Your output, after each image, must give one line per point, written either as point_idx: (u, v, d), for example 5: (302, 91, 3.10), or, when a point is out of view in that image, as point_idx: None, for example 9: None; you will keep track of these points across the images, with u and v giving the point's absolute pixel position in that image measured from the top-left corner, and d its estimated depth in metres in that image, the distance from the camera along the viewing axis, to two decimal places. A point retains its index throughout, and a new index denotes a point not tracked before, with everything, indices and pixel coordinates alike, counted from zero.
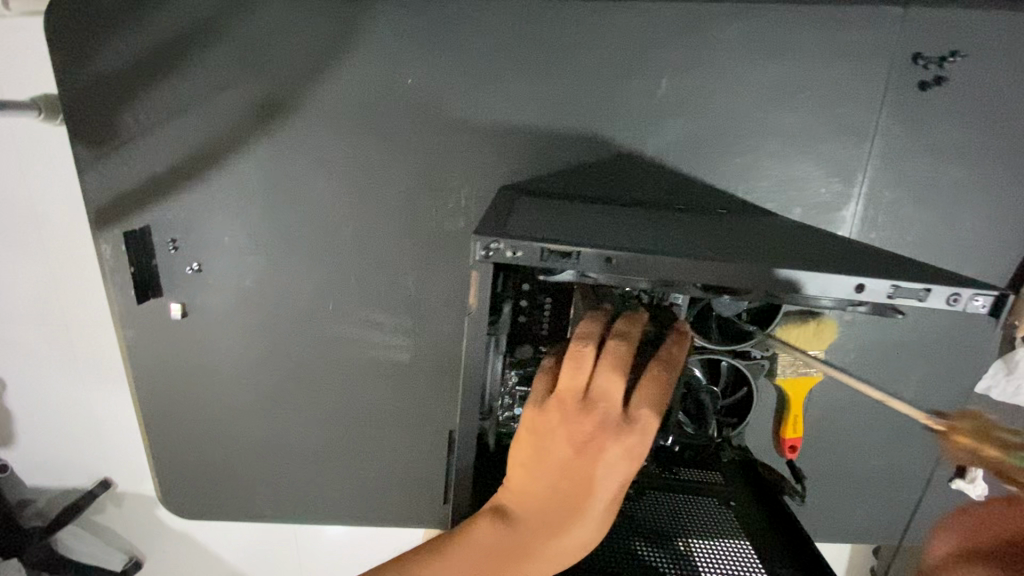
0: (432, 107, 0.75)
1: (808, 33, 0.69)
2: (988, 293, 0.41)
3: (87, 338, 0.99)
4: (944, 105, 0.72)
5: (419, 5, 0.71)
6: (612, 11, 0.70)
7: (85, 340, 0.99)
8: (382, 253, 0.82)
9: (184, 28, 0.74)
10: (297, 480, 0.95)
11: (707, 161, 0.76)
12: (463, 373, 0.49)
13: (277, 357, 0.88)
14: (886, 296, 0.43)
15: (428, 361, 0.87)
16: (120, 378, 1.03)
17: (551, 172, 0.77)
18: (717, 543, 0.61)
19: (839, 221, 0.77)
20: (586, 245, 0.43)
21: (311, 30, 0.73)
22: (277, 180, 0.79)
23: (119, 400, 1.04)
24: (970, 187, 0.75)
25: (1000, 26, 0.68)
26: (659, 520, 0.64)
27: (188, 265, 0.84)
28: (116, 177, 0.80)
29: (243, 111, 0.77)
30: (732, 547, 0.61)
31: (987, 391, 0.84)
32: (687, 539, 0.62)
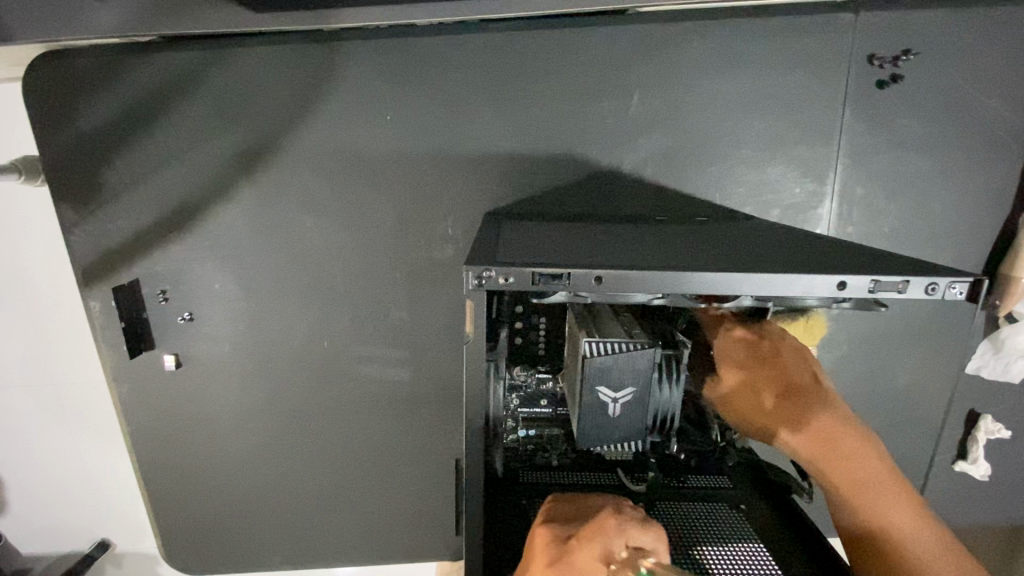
0: (412, 142, 0.77)
1: (768, 45, 0.73)
2: (965, 279, 0.43)
3: (78, 397, 0.98)
4: (902, 101, 0.75)
5: (393, 45, 0.73)
6: (579, 37, 0.73)
7: (76, 400, 0.98)
8: (373, 288, 0.82)
9: (162, 83, 0.75)
10: (302, 523, 0.94)
11: (684, 172, 0.78)
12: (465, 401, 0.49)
13: (274, 399, 0.88)
14: (867, 290, 0.44)
15: (428, 391, 0.87)
16: (113, 435, 1.01)
17: (534, 195, 0.79)
18: (732, 548, 0.61)
19: (817, 220, 0.79)
20: (574, 266, 0.44)
21: (288, 76, 0.75)
22: (264, 224, 0.80)
23: (114, 457, 1.02)
24: (936, 177, 0.78)
25: (946, 24, 0.72)
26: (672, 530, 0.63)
27: (179, 315, 0.84)
28: (102, 233, 0.80)
29: (226, 159, 0.78)
30: (747, 551, 0.61)
31: (978, 371, 0.87)
32: (702, 546, 0.61)
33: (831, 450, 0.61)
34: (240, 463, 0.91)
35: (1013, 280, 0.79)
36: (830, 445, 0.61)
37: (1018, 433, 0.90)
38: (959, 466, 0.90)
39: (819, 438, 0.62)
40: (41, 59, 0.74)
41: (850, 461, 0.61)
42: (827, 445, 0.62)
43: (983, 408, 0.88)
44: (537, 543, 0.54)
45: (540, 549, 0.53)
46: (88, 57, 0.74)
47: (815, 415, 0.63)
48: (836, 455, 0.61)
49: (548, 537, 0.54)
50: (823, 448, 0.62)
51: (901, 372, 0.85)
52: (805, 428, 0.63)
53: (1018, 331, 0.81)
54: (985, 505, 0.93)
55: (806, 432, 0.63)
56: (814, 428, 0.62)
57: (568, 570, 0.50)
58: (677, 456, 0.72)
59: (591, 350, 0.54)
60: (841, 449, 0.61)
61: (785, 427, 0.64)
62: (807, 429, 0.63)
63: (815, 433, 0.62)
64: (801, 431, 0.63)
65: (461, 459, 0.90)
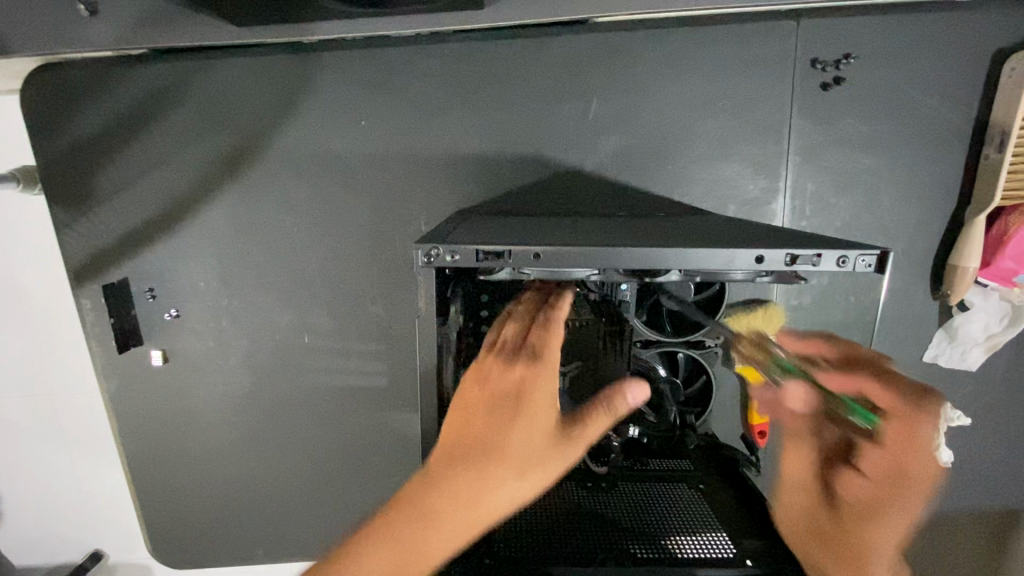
0: (386, 145, 0.82)
1: (716, 50, 0.78)
2: (871, 252, 0.47)
3: (68, 401, 1.01)
4: (846, 102, 0.80)
5: (368, 55, 0.79)
6: (540, 46, 0.78)
7: (65, 403, 1.01)
8: (352, 284, 0.86)
9: (151, 92, 0.80)
10: (284, 517, 0.97)
11: (644, 171, 0.83)
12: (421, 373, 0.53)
13: (257, 394, 0.91)
14: (785, 263, 0.48)
15: (405, 385, 0.90)
16: (102, 438, 1.03)
17: (503, 194, 0.83)
18: (695, 534, 0.64)
19: (772, 214, 0.84)
20: (516, 244, 0.48)
21: (270, 84, 0.80)
22: (247, 224, 0.85)
23: (103, 460, 1.05)
24: (883, 172, 0.82)
25: (882, 29, 0.77)
26: (637, 518, 0.66)
27: (166, 312, 0.87)
28: (92, 234, 0.85)
29: (211, 163, 0.83)
30: (708, 535, 0.64)
31: (936, 360, 0.90)
32: (668, 533, 0.64)
33: (897, 509, 0.55)
34: (223, 457, 0.94)
35: (959, 268, 0.82)
36: (900, 500, 0.55)
37: (977, 420, 0.93)
38: None
39: (903, 494, 0.54)
40: (38, 70, 0.79)
41: (886, 521, 0.55)
42: (903, 494, 0.54)
43: (942, 396, 0.92)
44: (466, 395, 0.56)
45: (469, 399, 0.56)
46: (81, 69, 0.79)
47: (928, 489, 0.55)
48: (885, 506, 0.55)
49: (471, 386, 0.57)
50: (891, 494, 0.55)
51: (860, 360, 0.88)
52: (903, 482, 0.54)
53: (970, 318, 0.87)
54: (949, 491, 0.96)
55: (898, 483, 0.55)
56: (915, 491, 0.54)
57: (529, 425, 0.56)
58: (638, 440, 0.75)
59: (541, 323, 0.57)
60: (898, 519, 0.55)
61: (902, 450, 0.55)
62: (910, 483, 0.54)
63: (907, 490, 0.54)
64: (910, 474, 0.54)
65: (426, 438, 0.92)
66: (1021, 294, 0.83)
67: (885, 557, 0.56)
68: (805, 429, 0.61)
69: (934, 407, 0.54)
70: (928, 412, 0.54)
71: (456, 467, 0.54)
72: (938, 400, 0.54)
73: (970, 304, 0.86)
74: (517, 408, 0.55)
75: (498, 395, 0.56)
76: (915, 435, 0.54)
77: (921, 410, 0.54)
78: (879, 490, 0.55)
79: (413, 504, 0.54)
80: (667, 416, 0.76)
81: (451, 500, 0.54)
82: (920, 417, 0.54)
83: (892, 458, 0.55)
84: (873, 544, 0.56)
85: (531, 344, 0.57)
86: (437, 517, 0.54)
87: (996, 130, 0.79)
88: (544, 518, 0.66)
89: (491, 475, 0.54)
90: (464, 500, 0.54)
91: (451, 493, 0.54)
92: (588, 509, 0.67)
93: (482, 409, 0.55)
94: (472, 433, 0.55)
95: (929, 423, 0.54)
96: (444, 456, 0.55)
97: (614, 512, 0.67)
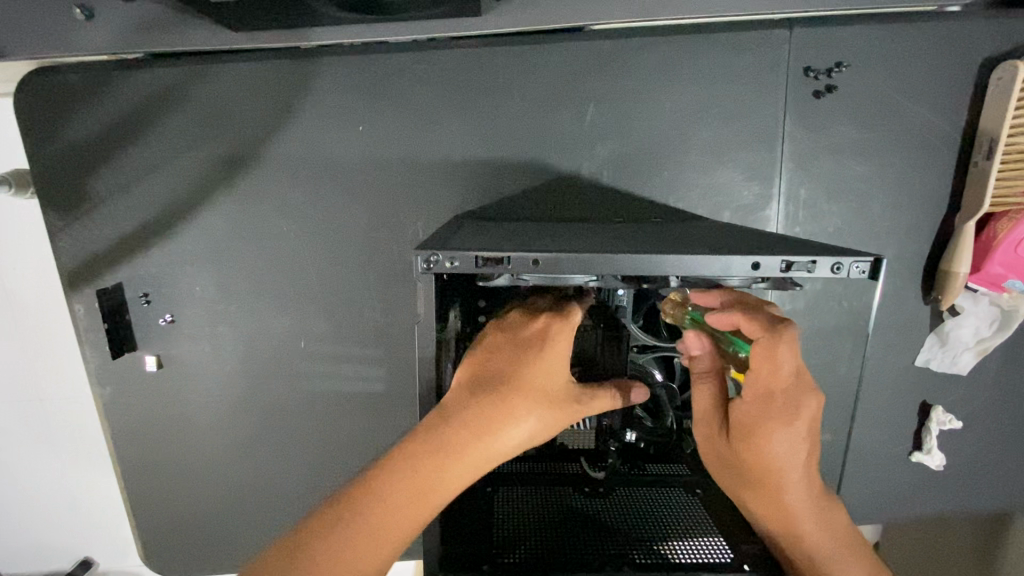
0: (384, 150, 0.82)
1: (711, 58, 0.79)
2: (865, 258, 0.47)
3: (60, 409, 0.99)
4: (839, 109, 0.81)
5: (365, 61, 0.79)
6: (538, 53, 0.79)
7: (57, 411, 0.99)
8: (348, 289, 0.86)
9: (148, 96, 0.80)
10: (277, 524, 0.96)
11: (639, 177, 0.83)
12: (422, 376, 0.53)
13: (252, 399, 0.90)
14: (780, 270, 0.48)
15: (401, 390, 0.90)
16: (94, 448, 1.02)
17: (499, 200, 0.84)
18: (691, 537, 0.65)
19: (766, 220, 0.84)
20: (515, 250, 0.48)
21: (266, 89, 0.80)
22: (243, 229, 0.84)
23: (94, 470, 1.03)
24: (874, 179, 0.84)
25: (874, 38, 0.78)
26: (634, 522, 0.67)
27: (161, 317, 0.87)
28: (87, 239, 0.84)
29: (208, 168, 0.82)
30: (703, 539, 0.65)
31: (927, 363, 0.91)
32: (664, 537, 0.65)
33: (784, 434, 0.55)
34: (218, 463, 0.93)
35: (952, 274, 0.83)
36: (779, 426, 0.55)
37: (969, 423, 0.94)
38: (915, 456, 0.94)
39: (780, 419, 0.55)
40: (33, 75, 0.79)
41: (772, 444, 0.56)
42: (787, 422, 0.55)
43: (934, 400, 0.93)
44: (477, 360, 0.56)
45: (461, 380, 0.55)
46: (77, 73, 0.79)
47: (806, 405, 0.55)
48: (767, 432, 0.56)
49: (465, 370, 0.56)
50: (771, 421, 0.55)
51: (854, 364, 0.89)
52: (777, 407, 0.55)
53: (960, 323, 0.88)
54: (940, 493, 0.97)
55: (775, 409, 0.55)
56: (791, 415, 0.55)
57: (531, 394, 0.54)
58: (636, 444, 0.76)
59: (550, 327, 0.57)
60: (787, 441, 0.56)
61: (766, 377, 0.53)
62: (784, 404, 0.55)
63: (782, 411, 0.55)
64: (782, 396, 0.54)
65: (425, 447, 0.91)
66: (1010, 298, 0.85)
67: (781, 473, 0.58)
68: (710, 366, 0.61)
69: (781, 329, 0.50)
70: (781, 341, 0.50)
71: (427, 441, 0.51)
72: (788, 326, 0.50)
73: (961, 309, 0.87)
74: (516, 383, 0.54)
75: (487, 379, 0.54)
76: (771, 356, 0.51)
77: (768, 332, 0.50)
78: (752, 425, 0.56)
79: (376, 474, 0.52)
80: (664, 421, 0.75)
81: (416, 478, 0.51)
82: (773, 340, 0.50)
83: (763, 387, 0.54)
84: (767, 466, 0.57)
85: (531, 335, 0.56)
86: (424, 475, 0.51)
87: (984, 139, 0.80)
88: (542, 522, 0.67)
89: (464, 459, 0.52)
90: (425, 489, 0.51)
91: (417, 469, 0.51)
92: (586, 514, 0.68)
93: (467, 389, 0.54)
94: (452, 408, 0.52)
95: (783, 345, 0.50)
96: (419, 429, 0.53)
97: (611, 517, 0.68)
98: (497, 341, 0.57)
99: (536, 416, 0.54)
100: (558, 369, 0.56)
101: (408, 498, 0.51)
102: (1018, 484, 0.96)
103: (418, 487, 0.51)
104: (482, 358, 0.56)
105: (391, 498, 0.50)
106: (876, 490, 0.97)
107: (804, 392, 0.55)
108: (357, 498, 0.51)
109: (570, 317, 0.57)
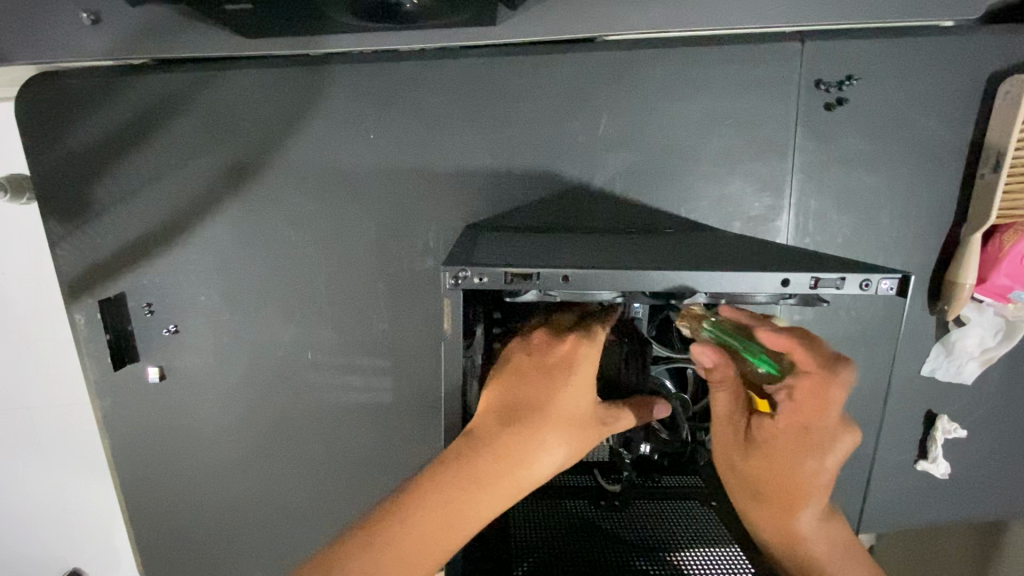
0: (394, 159, 0.81)
1: (723, 70, 0.79)
2: (893, 275, 0.48)
3: (55, 420, 0.96)
4: (849, 122, 0.81)
5: (376, 69, 0.78)
6: (551, 63, 0.78)
7: (51, 423, 0.96)
8: (356, 298, 0.85)
9: (153, 102, 0.78)
10: (280, 537, 0.94)
11: (651, 187, 0.83)
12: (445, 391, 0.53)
13: (256, 411, 0.89)
14: (810, 287, 0.48)
15: (409, 402, 0.88)
16: (90, 461, 0.99)
17: (511, 209, 0.83)
18: (706, 551, 0.64)
19: (777, 231, 0.85)
20: (544, 266, 0.48)
21: (275, 96, 0.79)
22: (249, 238, 0.83)
23: (91, 484, 1.01)
24: (883, 191, 0.84)
25: (885, 51, 0.78)
26: (649, 536, 0.66)
27: (165, 327, 0.85)
28: (88, 247, 0.83)
29: (214, 175, 0.81)
30: (719, 552, 0.64)
31: (932, 372, 0.92)
32: (678, 551, 0.64)
33: (814, 466, 0.55)
34: (220, 476, 0.91)
35: (958, 286, 0.84)
36: (811, 457, 0.54)
37: (973, 432, 0.94)
38: (921, 465, 0.94)
39: (813, 450, 0.54)
40: (34, 80, 0.77)
41: (799, 471, 0.55)
42: (818, 455, 0.54)
43: (938, 409, 0.93)
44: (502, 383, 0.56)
45: (491, 407, 0.55)
46: (79, 78, 0.77)
47: (842, 442, 0.54)
48: (796, 459, 0.55)
49: (495, 395, 0.56)
50: (802, 450, 0.54)
51: (862, 374, 0.88)
52: (813, 439, 0.54)
53: (965, 333, 0.88)
54: (943, 501, 0.98)
55: (811, 439, 0.54)
56: (826, 447, 0.54)
57: (557, 419, 0.55)
58: (649, 456, 0.74)
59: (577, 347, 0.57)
60: (815, 472, 0.55)
61: (811, 410, 0.52)
62: (821, 437, 0.53)
63: (818, 444, 0.54)
64: (821, 430, 0.53)
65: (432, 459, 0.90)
66: (1015, 309, 0.85)
67: (801, 500, 0.57)
68: (732, 376, 0.56)
69: (837, 363, 0.49)
70: (836, 377, 0.49)
71: (460, 467, 0.52)
72: (846, 363, 0.49)
73: (966, 319, 0.88)
74: (542, 409, 0.54)
75: (518, 406, 0.55)
76: (821, 388, 0.50)
77: (823, 364, 0.49)
78: (784, 450, 0.55)
79: (406, 502, 0.51)
80: (680, 434, 0.72)
81: (448, 506, 0.51)
82: (828, 373, 0.49)
83: (803, 415, 0.53)
84: (789, 491, 0.57)
85: (559, 360, 0.57)
86: (455, 503, 0.51)
87: (991, 152, 0.80)
88: (558, 539, 0.66)
89: (498, 489, 0.52)
90: (456, 517, 0.51)
91: (451, 499, 0.51)
92: (603, 531, 0.67)
93: (499, 418, 0.54)
94: (482, 436, 0.53)
95: (836, 385, 0.49)
96: (451, 457, 0.53)
97: (628, 533, 0.67)
98: (523, 364, 0.57)
99: (567, 444, 0.55)
100: (585, 395, 0.56)
101: (439, 525, 0.50)
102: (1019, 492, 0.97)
103: (449, 515, 0.51)
104: (508, 382, 0.56)
105: (422, 525, 0.50)
106: (881, 499, 0.97)
107: (843, 429, 0.54)
108: (388, 526, 0.50)
109: (597, 340, 0.57)
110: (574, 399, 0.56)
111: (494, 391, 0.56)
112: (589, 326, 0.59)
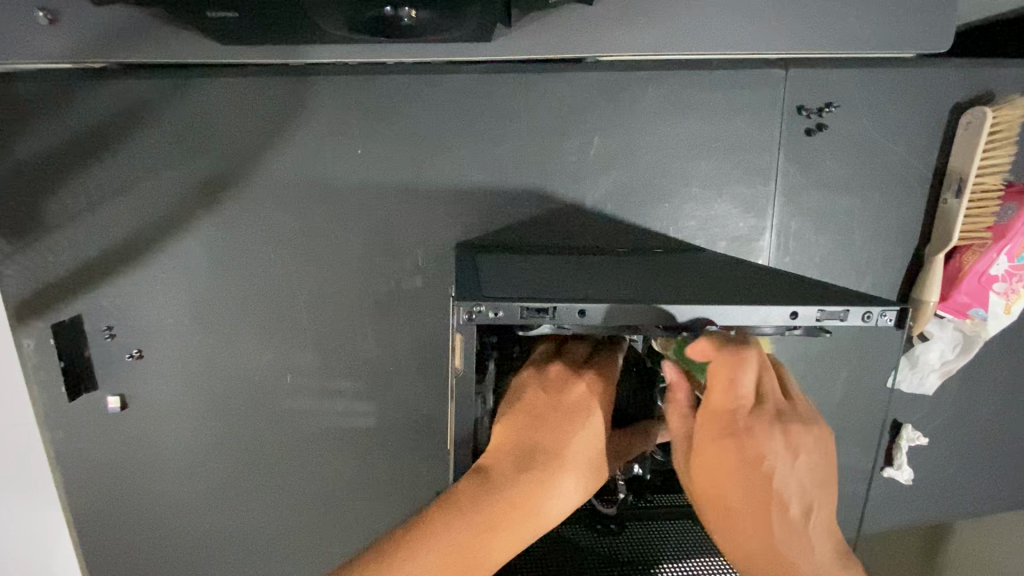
0: (379, 176, 0.78)
1: (710, 94, 0.80)
2: (893, 309, 0.52)
3: None
4: (827, 147, 0.84)
5: (362, 82, 0.75)
6: (544, 82, 0.77)
7: None
8: (338, 318, 0.81)
9: (115, 110, 0.73)
10: (253, 566, 0.89)
11: (639, 207, 0.84)
12: (452, 416, 0.54)
13: (229, 437, 0.84)
14: (814, 318, 0.53)
15: (394, 424, 0.85)
16: None
17: (501, 227, 0.82)
18: (688, 564, 0.66)
19: (758, 251, 0.87)
20: (560, 301, 0.50)
21: (254, 107, 0.74)
22: (220, 255, 0.78)
23: None
24: (858, 213, 0.87)
25: (862, 81, 0.81)
26: (637, 549, 0.66)
27: (127, 351, 0.80)
28: (41, 267, 0.77)
29: (184, 190, 0.76)
30: (701, 565, 0.66)
31: (898, 384, 0.95)
32: (660, 562, 0.66)
33: (753, 473, 0.54)
34: (187, 506, 0.86)
35: (923, 303, 0.87)
36: (735, 444, 0.53)
37: (937, 440, 0.99)
38: (887, 472, 0.98)
39: (734, 440, 0.53)
40: None
41: (731, 462, 0.54)
42: (752, 463, 0.54)
43: (905, 419, 0.97)
44: (517, 423, 0.57)
45: (506, 449, 0.56)
46: (31, 82, 0.71)
47: (769, 427, 0.53)
48: (726, 455, 0.54)
49: (510, 437, 0.57)
50: (727, 442, 0.54)
51: (838, 389, 0.91)
52: (731, 429, 0.53)
53: (929, 347, 0.91)
54: (906, 505, 1.03)
55: (743, 448, 0.53)
56: (759, 451, 0.53)
57: (571, 460, 0.56)
58: (643, 477, 0.70)
59: (593, 387, 0.57)
60: (761, 475, 0.54)
61: (721, 397, 0.53)
62: (751, 444, 0.53)
63: (735, 435, 0.53)
64: (733, 419, 0.53)
65: (415, 482, 0.87)
66: (972, 325, 0.89)
67: (767, 508, 0.55)
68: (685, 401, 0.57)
69: (744, 353, 0.51)
70: (743, 349, 0.51)
71: (473, 510, 0.54)
72: (749, 342, 0.52)
73: (929, 335, 0.91)
74: (556, 453, 0.56)
75: (534, 450, 0.56)
76: (733, 386, 0.52)
77: (733, 359, 0.51)
78: (711, 450, 0.55)
79: (418, 542, 0.53)
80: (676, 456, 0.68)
81: (462, 549, 0.53)
82: (735, 367, 0.51)
83: (722, 421, 0.53)
84: (747, 500, 0.55)
85: (575, 403, 0.57)
86: (468, 545, 0.53)
87: (953, 178, 0.84)
88: (547, 553, 0.66)
89: (509, 531, 0.54)
90: (468, 559, 0.53)
91: (465, 542, 0.53)
92: (593, 549, 0.66)
93: (515, 462, 0.55)
94: (498, 479, 0.54)
95: (750, 357, 0.51)
96: (465, 501, 0.54)
97: (618, 549, 0.66)
98: (536, 405, 0.57)
99: (580, 487, 0.57)
100: (599, 439, 0.57)
101: (452, 567, 0.52)
102: (973, 492, 1.03)
103: (461, 556, 0.53)
104: (522, 424, 0.57)
105: (434, 567, 0.52)
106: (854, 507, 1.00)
107: (775, 424, 0.53)
108: (399, 566, 0.52)
109: (613, 381, 0.58)
110: (587, 442, 0.57)
111: (509, 431, 0.57)
112: (604, 363, 0.59)
